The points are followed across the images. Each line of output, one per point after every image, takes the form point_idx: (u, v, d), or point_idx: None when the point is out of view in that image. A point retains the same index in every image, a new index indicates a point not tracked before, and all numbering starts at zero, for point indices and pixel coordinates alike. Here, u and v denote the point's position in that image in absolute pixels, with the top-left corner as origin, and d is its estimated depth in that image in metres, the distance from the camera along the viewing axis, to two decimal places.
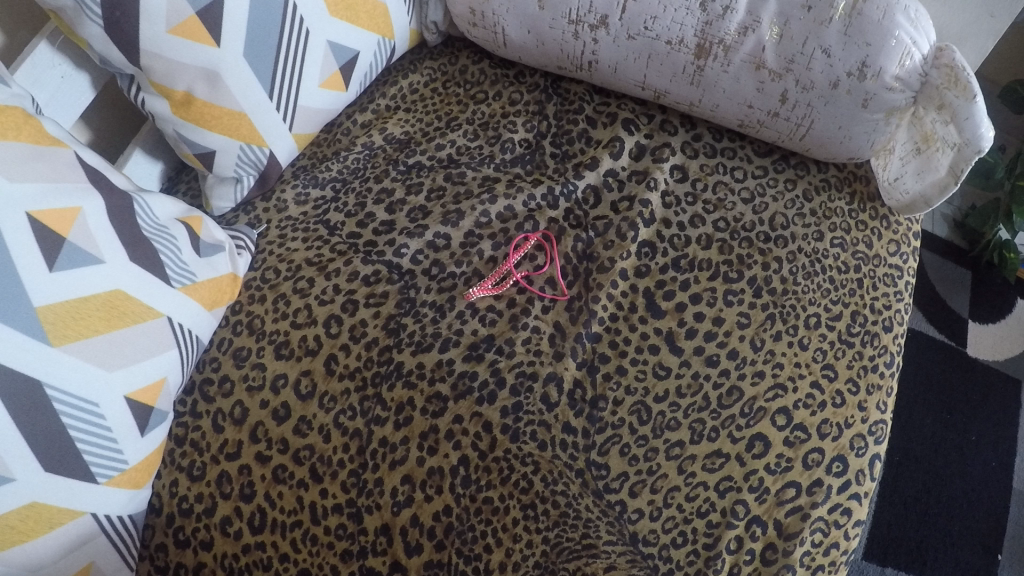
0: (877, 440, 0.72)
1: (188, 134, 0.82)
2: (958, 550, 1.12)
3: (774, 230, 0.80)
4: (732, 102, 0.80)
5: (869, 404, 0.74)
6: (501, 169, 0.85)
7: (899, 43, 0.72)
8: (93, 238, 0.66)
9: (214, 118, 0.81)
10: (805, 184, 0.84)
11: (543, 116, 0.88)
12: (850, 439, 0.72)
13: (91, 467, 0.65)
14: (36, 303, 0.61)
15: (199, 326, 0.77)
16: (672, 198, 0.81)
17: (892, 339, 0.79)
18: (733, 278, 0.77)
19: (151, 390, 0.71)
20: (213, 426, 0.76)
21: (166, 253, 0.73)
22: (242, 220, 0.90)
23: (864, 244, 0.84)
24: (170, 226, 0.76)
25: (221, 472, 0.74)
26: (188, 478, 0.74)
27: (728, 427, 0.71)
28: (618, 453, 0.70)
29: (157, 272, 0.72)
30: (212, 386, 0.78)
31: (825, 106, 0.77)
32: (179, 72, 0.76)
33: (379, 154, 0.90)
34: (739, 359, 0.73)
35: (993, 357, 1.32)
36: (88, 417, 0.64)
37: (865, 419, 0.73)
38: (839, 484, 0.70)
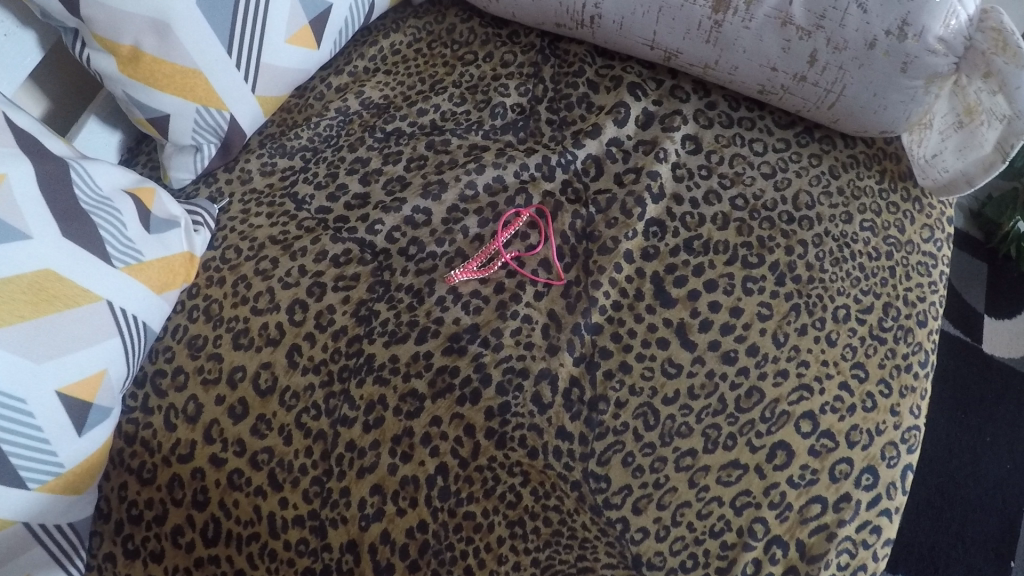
0: (910, 449, 0.63)
1: (137, 95, 0.72)
2: (977, 561, 0.99)
3: (798, 210, 0.71)
4: (753, 63, 0.70)
5: (902, 408, 0.65)
6: (490, 136, 0.75)
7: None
8: (18, 207, 0.56)
9: (166, 76, 0.71)
10: (832, 159, 0.75)
11: (539, 79, 0.78)
12: (882, 448, 0.63)
13: (20, 473, 0.56)
14: None
15: (148, 313, 0.66)
16: (684, 171, 0.72)
17: (927, 335, 0.70)
18: (753, 263, 0.67)
19: (90, 384, 0.61)
20: (165, 424, 0.66)
21: (108, 228, 0.63)
22: (202, 194, 0.80)
23: (896, 228, 0.74)
24: (115, 198, 0.65)
25: (173, 475, 0.65)
26: (138, 482, 0.66)
27: (747, 434, 0.62)
28: (620, 463, 0.60)
29: (95, 250, 0.61)
30: (165, 378, 0.68)
31: (858, 70, 0.67)
32: (122, 21, 0.67)
33: (354, 120, 0.80)
34: (760, 356, 0.64)
35: (1010, 353, 1.16)
36: (13, 414, 0.55)
37: (898, 425, 0.64)
38: (868, 499, 0.61)
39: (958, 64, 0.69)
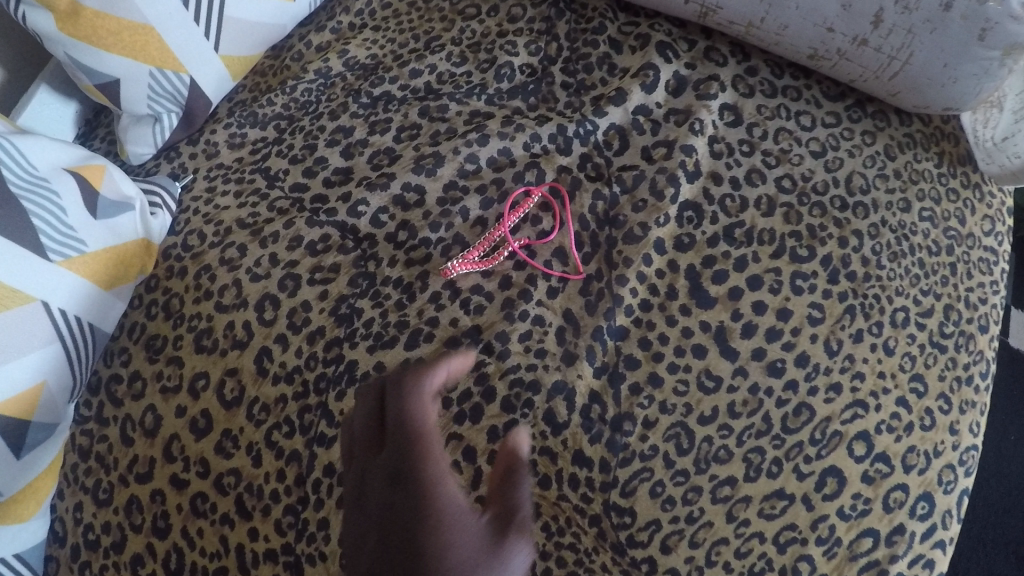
0: (968, 473, 0.55)
1: (81, 58, 0.61)
2: (993, 561, 0.79)
3: (852, 195, 0.61)
4: (806, 22, 0.60)
5: (962, 426, 0.57)
6: (495, 102, 0.65)
7: None
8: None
9: (112, 33, 0.60)
10: (887, 137, 0.65)
11: (553, 36, 0.68)
12: (939, 471, 0.54)
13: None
14: None
15: (96, 314, 0.56)
16: (723, 146, 0.62)
17: (989, 343, 0.61)
18: (803, 257, 0.58)
19: (25, 400, 0.51)
20: (121, 438, 0.57)
21: (42, 213, 0.52)
22: (164, 170, 0.69)
23: (957, 219, 0.65)
24: (53, 178, 0.55)
25: (131, 497, 0.56)
26: (94, 503, 0.57)
27: (794, 458, 0.52)
28: (648, 495, 0.51)
29: (25, 241, 0.51)
30: (120, 385, 0.59)
31: (929, 35, 0.57)
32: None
33: (337, 83, 0.69)
34: (811, 366, 0.55)
35: None
36: None
37: (957, 445, 0.56)
38: (923, 530, 0.52)
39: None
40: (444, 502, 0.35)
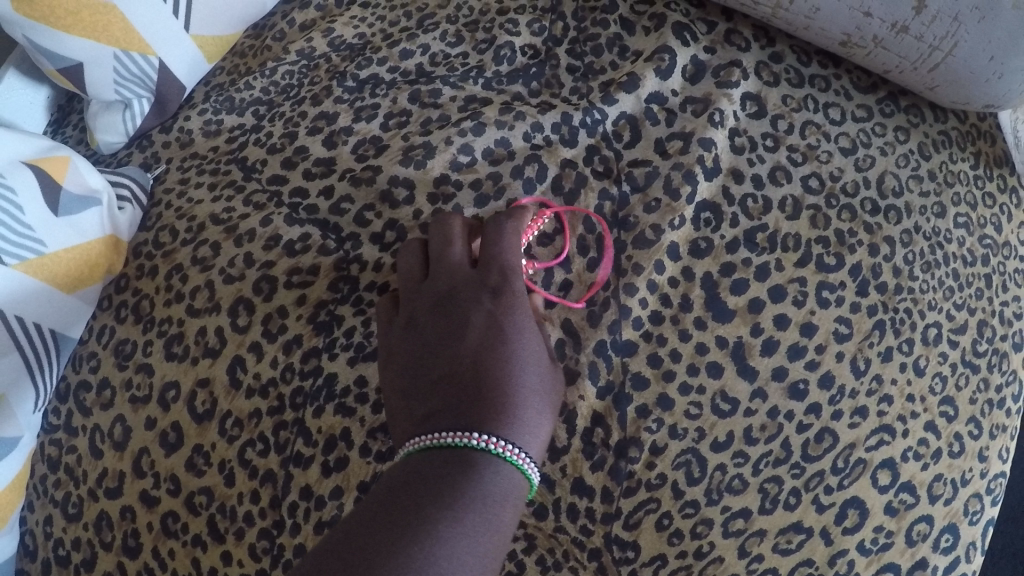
0: (994, 502, 0.53)
1: (38, 40, 0.56)
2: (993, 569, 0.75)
3: (883, 198, 0.56)
4: (840, 4, 0.54)
5: (992, 452, 0.54)
6: (493, 86, 0.60)
7: None
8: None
9: (70, 12, 0.55)
10: (921, 134, 0.61)
11: (558, 13, 0.62)
12: (965, 501, 0.51)
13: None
14: None
15: (61, 319, 0.53)
16: (744, 140, 0.56)
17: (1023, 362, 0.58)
18: (830, 265, 0.53)
19: None
20: (90, 449, 0.54)
21: None
22: (137, 162, 0.65)
23: (993, 226, 0.61)
24: (9, 172, 0.50)
25: (101, 513, 0.53)
26: (64, 517, 0.54)
27: (814, 489, 0.48)
28: (653, 527, 0.46)
29: None
30: (89, 393, 0.55)
31: (978, 25, 0.52)
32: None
33: (321, 65, 0.64)
34: (835, 388, 0.50)
35: None
36: None
37: (985, 473, 0.53)
38: (946, 565, 0.49)
39: None
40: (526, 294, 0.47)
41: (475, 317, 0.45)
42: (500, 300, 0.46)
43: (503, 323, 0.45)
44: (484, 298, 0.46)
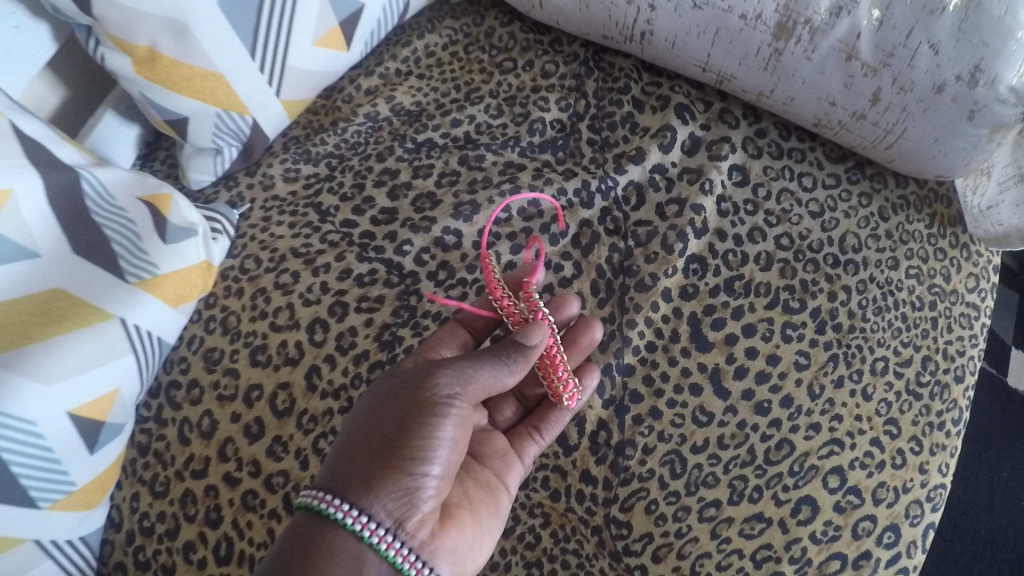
0: (934, 507, 0.62)
1: (154, 98, 0.66)
2: None
3: (845, 253, 0.69)
4: (810, 95, 0.67)
5: (931, 466, 0.63)
6: (528, 154, 0.73)
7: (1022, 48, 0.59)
8: (26, 225, 0.55)
9: (185, 79, 0.65)
10: (882, 199, 0.73)
11: (581, 93, 0.77)
12: (906, 506, 0.61)
13: (30, 493, 0.54)
14: None
15: (162, 328, 0.65)
16: (729, 205, 0.69)
17: (963, 392, 0.68)
18: (794, 308, 0.66)
19: (101, 404, 0.59)
20: (178, 437, 0.66)
21: (120, 241, 0.61)
22: (223, 196, 0.77)
23: (942, 277, 0.72)
24: (128, 207, 0.64)
25: (186, 490, 0.64)
26: (150, 494, 0.65)
27: (774, 487, 0.60)
28: (643, 511, 0.58)
29: (106, 265, 0.60)
30: (179, 391, 0.67)
31: (922, 114, 0.64)
32: (136, 20, 0.60)
33: (384, 127, 0.78)
34: (794, 408, 0.62)
35: None
36: (26, 439, 0.53)
37: (925, 484, 0.62)
38: (888, 558, 0.59)
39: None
40: (481, 376, 0.52)
41: (398, 392, 0.51)
42: (434, 374, 0.51)
43: (425, 395, 0.50)
44: (421, 371, 0.52)
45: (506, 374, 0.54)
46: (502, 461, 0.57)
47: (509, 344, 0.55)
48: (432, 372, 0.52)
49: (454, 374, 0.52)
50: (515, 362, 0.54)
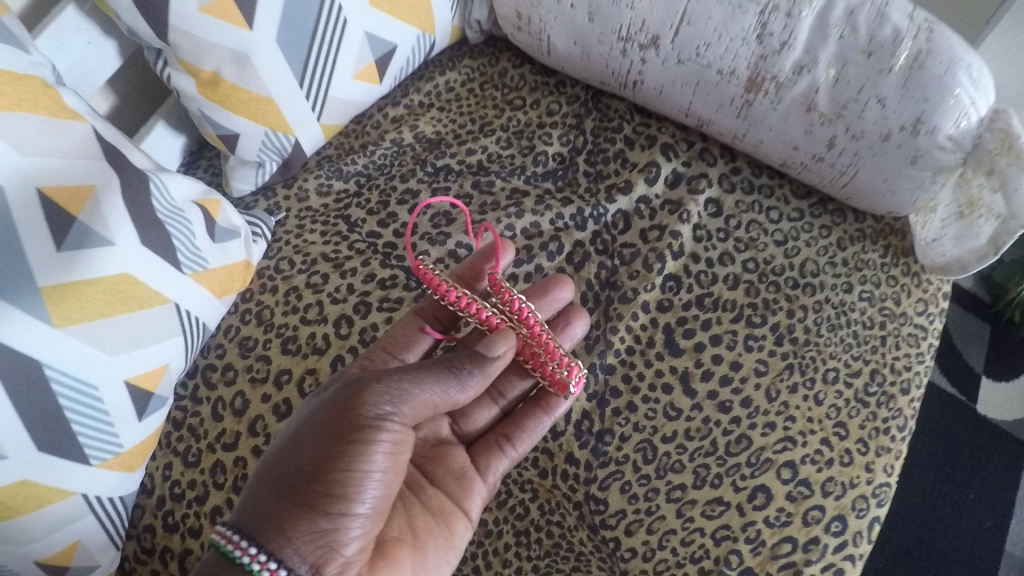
0: (879, 503, 0.69)
1: (212, 115, 0.77)
2: None
3: (803, 277, 0.80)
4: (776, 141, 0.79)
5: (876, 466, 0.71)
6: (532, 182, 0.84)
7: (957, 103, 0.70)
8: (106, 218, 0.61)
9: (241, 101, 0.75)
10: (841, 232, 0.84)
11: (580, 130, 0.88)
12: (853, 500, 0.68)
13: (84, 450, 0.61)
14: (41, 281, 0.56)
15: (206, 313, 0.73)
16: (703, 232, 0.81)
17: (909, 402, 0.75)
18: (756, 323, 0.76)
19: (153, 376, 0.66)
20: (211, 414, 0.74)
21: (179, 237, 0.69)
22: (261, 204, 0.87)
23: (892, 300, 0.81)
24: (186, 209, 0.71)
25: (216, 461, 0.71)
26: (182, 464, 0.71)
27: (733, 475, 0.69)
28: (618, 490, 0.68)
29: (169, 256, 0.67)
30: (215, 372, 0.76)
31: (872, 158, 0.75)
32: (206, 49, 0.70)
33: (407, 152, 0.89)
34: (752, 408, 0.72)
35: (1002, 417, 1.42)
36: (88, 401, 0.60)
37: (870, 480, 0.70)
38: (836, 544, 0.66)
39: (965, 158, 0.75)
40: (422, 395, 0.55)
41: (322, 428, 0.53)
42: (366, 400, 0.53)
43: (356, 420, 0.52)
44: (349, 398, 0.54)
45: (454, 391, 0.57)
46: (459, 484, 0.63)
47: (464, 356, 0.59)
48: (365, 396, 0.54)
49: (388, 396, 0.54)
50: (460, 380, 0.57)
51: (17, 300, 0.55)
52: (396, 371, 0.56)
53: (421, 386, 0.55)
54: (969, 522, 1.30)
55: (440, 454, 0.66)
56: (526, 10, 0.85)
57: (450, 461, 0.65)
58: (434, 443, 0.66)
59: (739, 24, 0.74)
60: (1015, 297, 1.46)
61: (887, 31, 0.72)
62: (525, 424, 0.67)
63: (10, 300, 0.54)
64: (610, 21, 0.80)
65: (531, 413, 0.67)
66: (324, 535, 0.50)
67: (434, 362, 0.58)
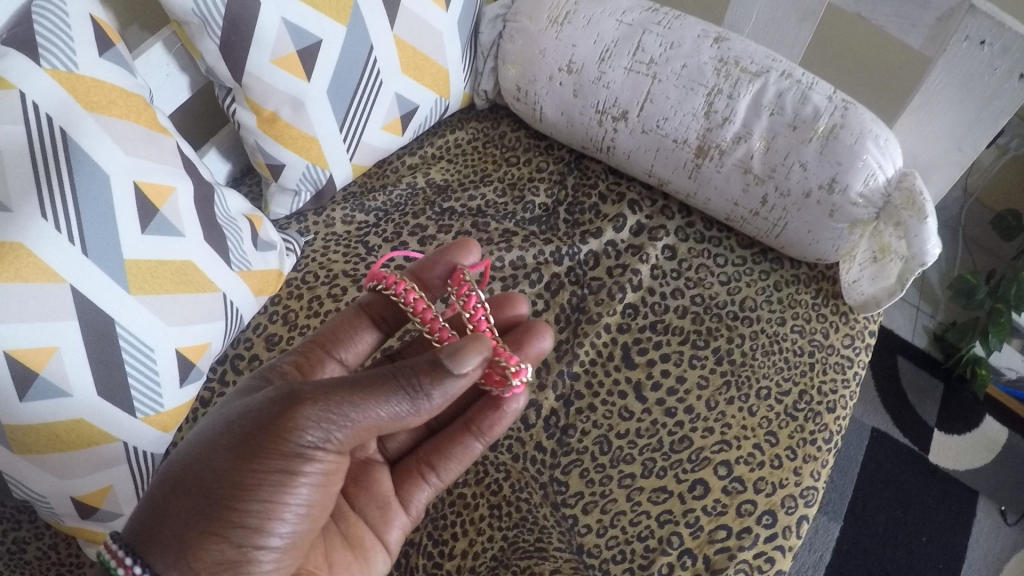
0: (807, 503, 0.81)
1: (265, 146, 0.94)
2: None
3: (743, 310, 0.95)
4: (721, 198, 0.96)
5: (804, 470, 0.83)
6: (520, 225, 1.01)
7: (865, 165, 0.87)
8: (178, 215, 0.81)
9: (291, 138, 0.93)
10: (777, 276, 0.99)
11: (563, 186, 1.06)
12: (782, 497, 0.81)
13: (133, 400, 0.78)
14: (124, 254, 0.75)
15: (245, 308, 0.90)
16: (659, 272, 0.97)
17: (834, 419, 0.88)
18: (700, 346, 0.91)
19: (197, 349, 0.84)
20: None
21: (232, 240, 0.88)
22: (292, 226, 1.03)
23: (821, 334, 0.95)
24: (238, 219, 0.91)
25: None
26: None
27: (675, 468, 0.83)
28: (578, 475, 0.83)
29: (222, 254, 0.86)
30: (243, 360, 0.91)
31: (798, 212, 0.91)
32: (271, 93, 0.88)
33: (419, 194, 1.05)
34: (694, 414, 0.86)
35: (954, 466, 1.46)
36: (143, 358, 0.78)
37: (799, 483, 0.82)
38: (766, 535, 0.78)
39: (877, 212, 0.90)
40: (363, 419, 0.54)
41: (245, 453, 0.54)
42: (294, 429, 0.54)
43: (282, 448, 0.54)
44: (274, 429, 0.54)
45: (404, 410, 0.55)
46: (384, 511, 0.69)
47: (410, 380, 0.55)
48: (293, 423, 0.54)
49: (322, 423, 0.54)
50: (410, 400, 0.55)
51: (106, 264, 0.74)
52: (333, 389, 0.55)
53: (362, 410, 0.54)
54: (921, 564, 1.34)
55: (365, 477, 0.70)
56: (524, 85, 1.03)
57: (375, 484, 0.70)
58: (360, 465, 0.71)
59: (690, 103, 0.93)
60: (966, 353, 1.47)
61: (808, 109, 0.89)
62: (453, 454, 0.69)
63: (101, 262, 0.73)
64: (591, 98, 0.98)
65: (461, 441, 0.69)
66: (232, 563, 0.53)
67: (373, 381, 0.55)
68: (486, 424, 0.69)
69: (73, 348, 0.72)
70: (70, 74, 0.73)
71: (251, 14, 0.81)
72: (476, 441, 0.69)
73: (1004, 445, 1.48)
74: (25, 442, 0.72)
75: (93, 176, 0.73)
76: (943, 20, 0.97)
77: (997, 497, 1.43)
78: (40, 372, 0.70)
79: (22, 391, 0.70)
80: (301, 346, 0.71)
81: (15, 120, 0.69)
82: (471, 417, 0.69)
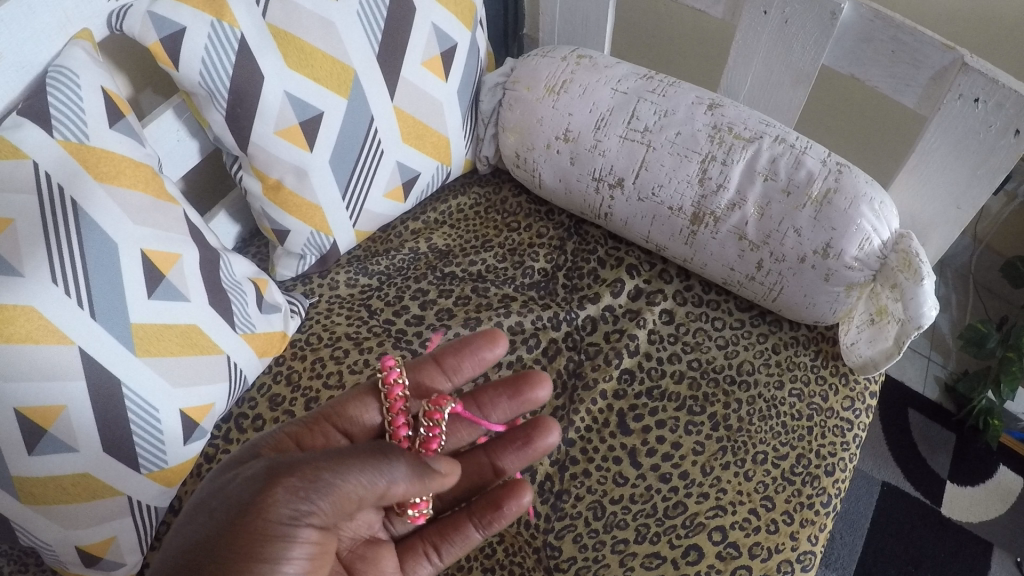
0: (803, 568, 0.81)
1: (272, 213, 0.97)
2: None
3: (740, 375, 0.95)
4: (717, 264, 0.98)
5: (801, 535, 0.83)
6: (519, 290, 1.03)
7: (860, 229, 0.87)
8: (184, 279, 0.84)
9: (296, 206, 0.96)
10: (775, 339, 0.99)
11: (562, 250, 1.08)
12: (778, 563, 0.80)
13: (138, 457, 0.80)
14: (132, 319, 0.78)
15: (249, 369, 0.92)
16: (656, 336, 0.99)
17: (832, 482, 0.87)
18: (696, 411, 0.92)
19: (201, 410, 0.85)
20: None
21: (237, 304, 0.90)
22: (298, 288, 1.06)
23: (820, 396, 0.94)
24: (243, 283, 0.93)
25: None
26: None
27: (669, 534, 0.83)
28: (571, 540, 0.83)
29: (227, 318, 0.88)
30: (246, 419, 0.92)
31: (794, 276, 0.92)
32: (277, 163, 0.91)
33: (421, 259, 1.08)
34: (688, 480, 0.87)
35: (967, 518, 1.42)
36: (147, 418, 0.80)
37: (795, 547, 0.82)
38: None
39: (874, 275, 0.89)
40: (343, 487, 0.57)
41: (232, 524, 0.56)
42: (277, 500, 0.56)
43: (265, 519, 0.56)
44: (258, 503, 0.56)
45: (385, 480, 0.58)
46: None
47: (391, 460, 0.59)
48: (276, 494, 0.56)
49: (304, 495, 0.56)
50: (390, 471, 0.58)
51: (112, 329, 0.76)
52: (315, 461, 0.58)
53: (342, 478, 0.57)
54: None
55: (371, 553, 0.71)
56: (523, 153, 1.07)
57: (380, 565, 0.71)
58: (366, 541, 0.71)
59: (684, 171, 0.95)
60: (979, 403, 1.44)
61: (802, 174, 0.91)
62: (457, 539, 0.74)
63: (107, 327, 0.76)
64: (588, 166, 1.00)
65: (462, 527, 0.74)
66: None
67: (354, 457, 0.58)
68: (488, 517, 0.73)
69: (80, 407, 0.75)
70: (81, 145, 0.77)
71: (255, 88, 0.85)
72: (477, 530, 0.74)
73: (1020, 495, 1.44)
74: (32, 493, 0.75)
75: (102, 243, 0.76)
76: (936, 78, 0.95)
77: (1013, 549, 1.39)
78: (48, 430, 0.73)
79: (30, 446, 0.73)
80: (307, 417, 0.72)
81: (30, 189, 0.72)
82: (476, 509, 0.74)
